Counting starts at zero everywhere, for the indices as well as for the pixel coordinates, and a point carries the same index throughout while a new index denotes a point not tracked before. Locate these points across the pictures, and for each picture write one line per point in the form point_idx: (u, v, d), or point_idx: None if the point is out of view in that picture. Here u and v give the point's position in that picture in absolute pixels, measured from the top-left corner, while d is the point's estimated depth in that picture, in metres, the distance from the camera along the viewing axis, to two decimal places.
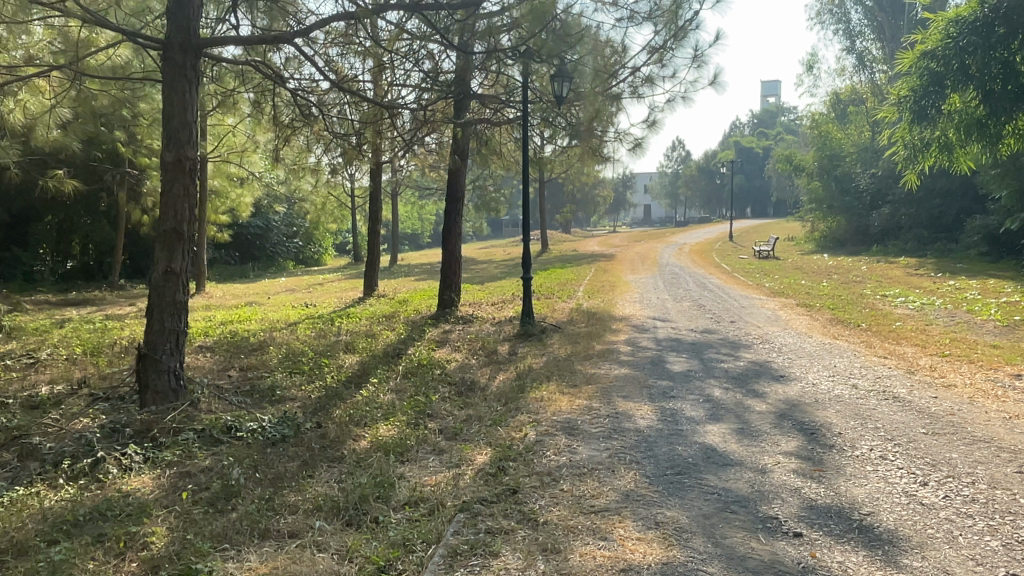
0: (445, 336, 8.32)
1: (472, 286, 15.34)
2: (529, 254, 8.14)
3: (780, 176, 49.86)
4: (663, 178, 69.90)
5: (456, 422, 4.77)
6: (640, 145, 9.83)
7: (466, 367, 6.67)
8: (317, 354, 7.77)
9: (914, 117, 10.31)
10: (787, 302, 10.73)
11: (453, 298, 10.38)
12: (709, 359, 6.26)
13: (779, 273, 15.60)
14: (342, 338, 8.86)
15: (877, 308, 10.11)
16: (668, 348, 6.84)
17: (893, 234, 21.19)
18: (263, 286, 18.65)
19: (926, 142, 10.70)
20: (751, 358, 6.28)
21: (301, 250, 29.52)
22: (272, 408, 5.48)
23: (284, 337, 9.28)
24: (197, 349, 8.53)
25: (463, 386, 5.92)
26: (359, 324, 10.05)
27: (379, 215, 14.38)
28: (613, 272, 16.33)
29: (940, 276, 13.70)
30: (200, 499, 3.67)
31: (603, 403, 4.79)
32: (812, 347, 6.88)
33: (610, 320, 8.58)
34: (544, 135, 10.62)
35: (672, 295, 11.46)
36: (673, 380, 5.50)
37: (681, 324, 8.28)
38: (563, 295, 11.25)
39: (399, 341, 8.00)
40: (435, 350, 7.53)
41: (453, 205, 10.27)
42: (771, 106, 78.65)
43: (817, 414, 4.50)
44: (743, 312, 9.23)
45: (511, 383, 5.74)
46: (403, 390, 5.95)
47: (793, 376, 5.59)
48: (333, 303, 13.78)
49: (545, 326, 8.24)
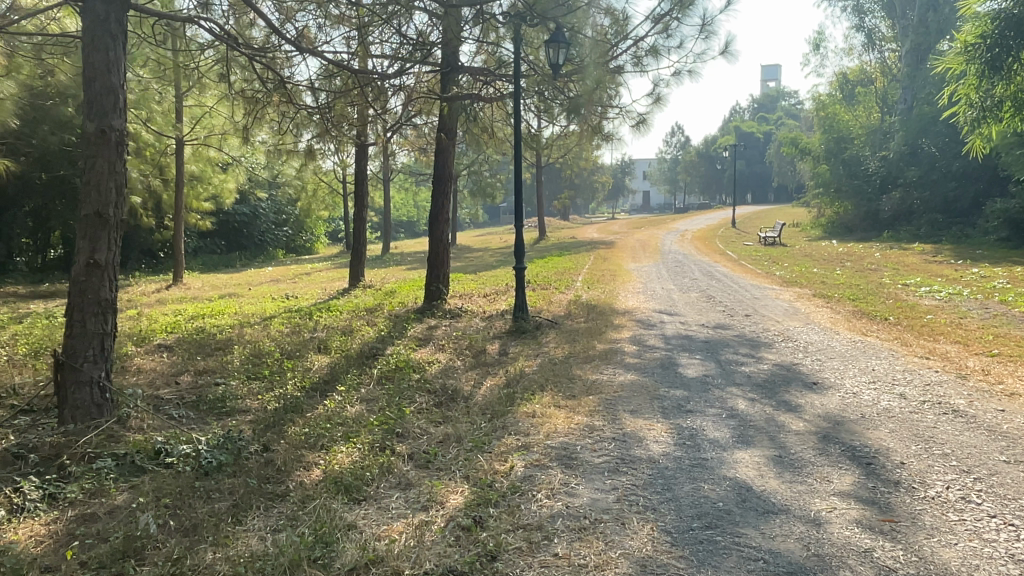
0: (429, 333, 7.49)
1: (465, 275, 14.52)
2: (523, 241, 7.30)
3: (782, 160, 48.97)
4: (662, 164, 68.90)
5: (429, 445, 3.96)
6: (644, 121, 8.97)
7: (450, 371, 5.84)
8: (284, 355, 6.93)
9: (984, 69, 10.07)
10: (803, 292, 9.89)
11: (442, 289, 9.51)
12: (727, 362, 5.44)
13: (789, 261, 14.75)
14: (318, 335, 8.03)
15: (901, 299, 9.28)
16: (677, 348, 6.00)
17: (905, 219, 20.36)
18: (247, 277, 17.81)
19: (993, 102, 10.32)
20: (775, 360, 5.45)
21: (292, 238, 28.64)
22: (216, 424, 4.66)
23: (254, 334, 8.45)
24: (154, 348, 7.69)
25: (445, 395, 5.09)
26: (338, 319, 9.22)
27: (365, 200, 13.51)
28: (613, 260, 15.49)
29: (963, 263, 12.85)
30: (92, 559, 2.85)
31: (606, 422, 3.96)
32: (842, 345, 6.06)
33: (612, 315, 7.75)
34: (539, 113, 9.77)
35: (678, 285, 10.63)
36: (688, 390, 4.66)
37: (690, 318, 7.45)
38: (560, 286, 10.40)
39: (378, 340, 7.16)
40: (416, 351, 6.70)
41: (441, 187, 9.38)
42: (772, 91, 77.46)
43: (869, 436, 3.68)
44: (757, 305, 8.41)
45: (499, 393, 4.91)
46: (376, 400, 5.14)
47: (829, 383, 4.76)
48: (316, 295, 12.95)
49: (539, 321, 7.42)
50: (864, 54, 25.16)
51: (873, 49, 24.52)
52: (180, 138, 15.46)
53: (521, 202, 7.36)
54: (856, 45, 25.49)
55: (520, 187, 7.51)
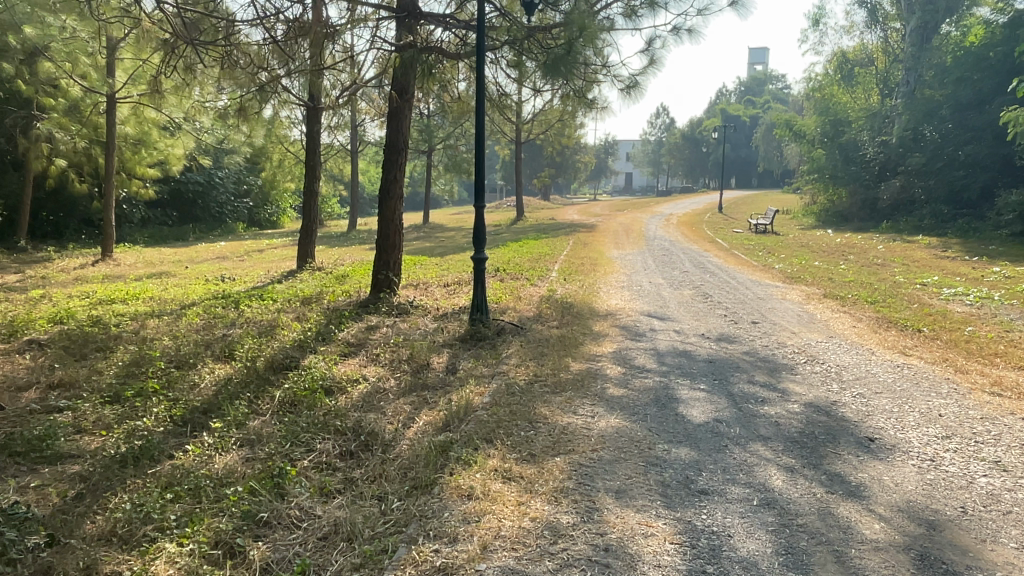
0: (364, 337, 6.03)
1: (429, 259, 13.05)
2: (484, 223, 5.82)
3: (768, 143, 47.65)
4: (647, 145, 67.50)
5: (298, 550, 2.52)
6: (636, 84, 7.53)
7: (376, 397, 4.38)
8: (172, 364, 5.41)
9: None
10: (811, 292, 8.55)
11: (392, 278, 8.02)
12: (741, 398, 4.04)
13: (786, 252, 13.46)
14: (232, 334, 6.54)
15: (925, 303, 7.97)
16: (674, 372, 4.60)
17: (905, 209, 19.21)
18: (192, 253, 16.18)
19: None
20: (805, 399, 4.07)
21: (254, 211, 26.93)
22: (12, 487, 3.21)
23: (158, 330, 6.93)
24: (21, 347, 6.16)
25: (357, 439, 3.64)
26: (266, 312, 7.73)
27: (316, 171, 11.90)
28: (594, 247, 14.10)
29: (978, 261, 11.61)
30: None
31: (576, 517, 2.55)
32: (885, 372, 4.68)
33: (591, 319, 6.34)
34: (511, 76, 8.30)
35: (667, 279, 9.26)
36: (697, 447, 3.27)
37: (687, 327, 6.05)
38: (532, 277, 8.98)
39: (297, 347, 5.69)
40: (340, 362, 5.22)
41: (394, 155, 7.82)
42: (760, 74, 76.14)
43: (992, 560, 2.31)
44: (764, 309, 7.05)
45: (431, 441, 3.48)
46: (263, 446, 3.68)
47: (892, 442, 3.38)
48: (258, 277, 11.45)
49: (501, 325, 5.98)
50: (865, 33, 23.69)
51: (875, 27, 23.06)
52: (113, 94, 13.76)
53: (482, 171, 5.84)
54: (857, 23, 24.09)
55: (483, 142, 5.87)
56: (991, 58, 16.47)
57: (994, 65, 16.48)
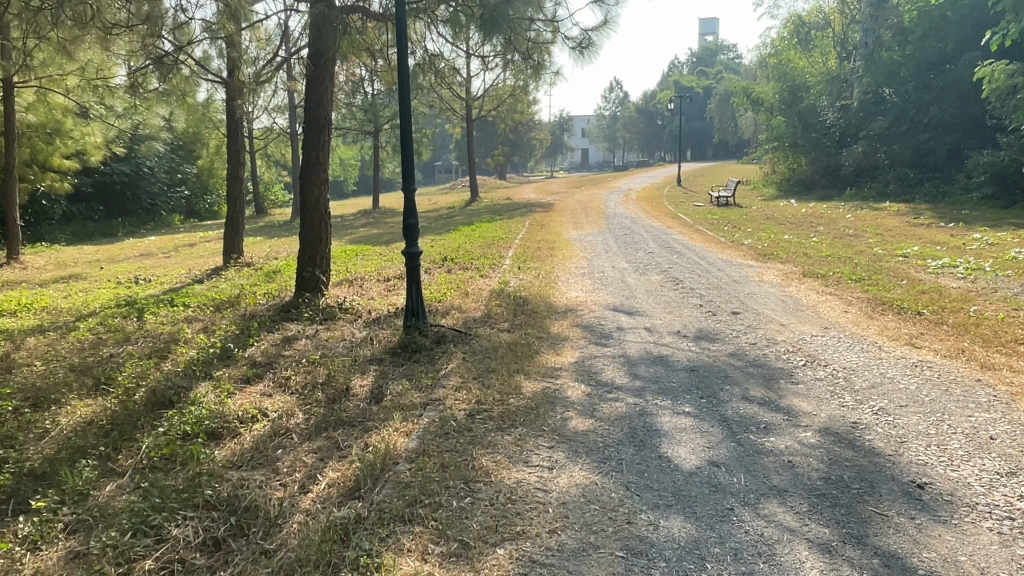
0: (277, 351, 5.00)
1: (371, 248, 11.96)
2: (415, 210, 4.78)
3: (722, 113, 47.23)
4: (601, 120, 66.75)
5: None
6: (590, 45, 6.56)
7: (270, 446, 3.37)
8: (27, 403, 4.29)
9: None
10: (789, 271, 7.75)
11: (319, 276, 6.94)
12: (739, 427, 3.14)
13: (752, 225, 12.75)
14: (120, 355, 5.41)
15: (914, 279, 7.23)
16: (650, 390, 3.68)
17: (868, 174, 18.71)
18: (114, 251, 14.76)
19: None
20: (818, 423, 3.19)
21: (190, 201, 25.29)
22: None
23: (33, 352, 5.76)
24: None
25: (230, 519, 2.65)
26: (171, 322, 6.61)
27: (240, 155, 10.66)
28: (551, 228, 13.15)
29: (955, 227, 11.01)
30: None
31: None
32: (904, 376, 3.83)
33: (547, 319, 5.39)
34: (447, 40, 7.24)
35: (631, 262, 8.39)
36: (691, 514, 2.38)
37: (660, 324, 5.14)
38: (482, 267, 8.02)
39: (186, 371, 4.61)
40: (239, 392, 4.20)
41: (315, 133, 6.69)
42: (710, 44, 76.09)
43: None
44: (743, 294, 6.22)
45: (328, 519, 2.51)
46: (101, 534, 2.67)
47: (949, 489, 2.53)
48: (179, 276, 10.24)
49: (441, 331, 4.99)
50: None
51: None
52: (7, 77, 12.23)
53: (408, 146, 4.76)
54: None
55: (407, 106, 4.76)
56: (952, 16, 15.69)
57: (955, 22, 15.71)
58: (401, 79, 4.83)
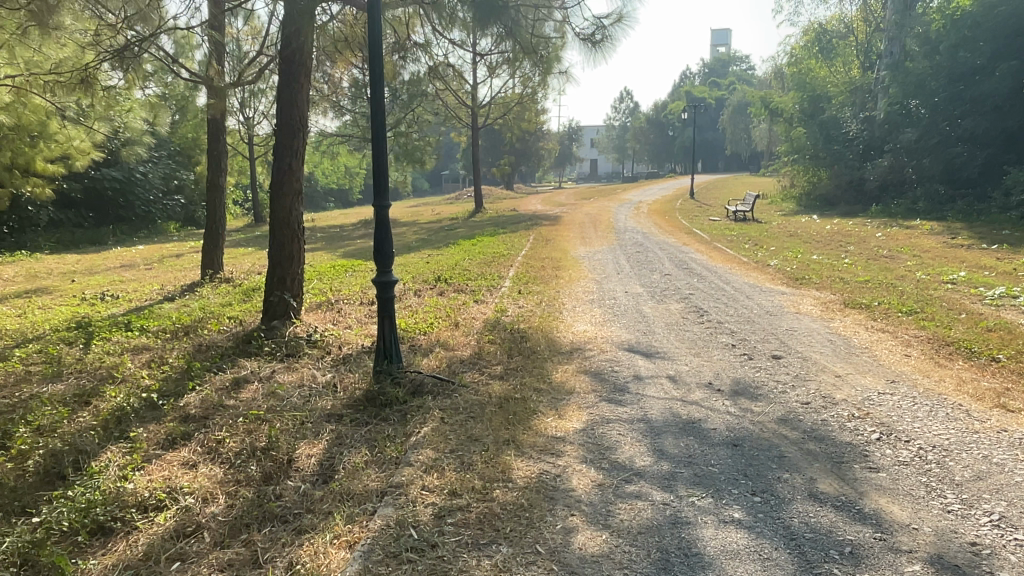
0: (219, 399, 4.09)
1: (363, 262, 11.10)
2: (388, 231, 3.89)
3: (735, 124, 46.26)
4: (610, 131, 65.88)
5: None
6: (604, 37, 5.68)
7: (167, 557, 2.47)
8: None
9: None
10: (826, 299, 6.82)
11: (289, 301, 6.04)
12: (814, 551, 2.22)
13: (775, 243, 11.83)
14: (38, 397, 4.51)
15: (973, 312, 6.28)
16: (682, 478, 2.76)
17: (894, 189, 17.77)
18: (95, 261, 13.91)
19: None
20: (927, 546, 2.25)
21: (187, 209, 24.48)
22: None
23: None
24: None
25: None
26: (115, 353, 5.70)
27: (222, 162, 9.82)
28: (557, 243, 12.24)
29: (1001, 249, 10.02)
30: None
31: None
32: (1016, 462, 2.90)
33: (549, 362, 4.48)
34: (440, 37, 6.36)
35: (647, 287, 7.49)
36: None
37: (687, 373, 4.22)
38: (479, 290, 7.12)
39: (97, 427, 3.69)
40: (155, 460, 3.29)
41: (287, 136, 5.80)
42: (722, 56, 75.46)
43: None
44: (781, 331, 5.30)
45: None
46: None
47: None
48: (150, 293, 9.37)
49: (419, 378, 4.09)
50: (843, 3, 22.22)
51: None
52: None
53: (380, 155, 3.86)
54: None
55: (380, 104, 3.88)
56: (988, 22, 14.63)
57: (993, 28, 14.60)
58: (372, 73, 3.94)
